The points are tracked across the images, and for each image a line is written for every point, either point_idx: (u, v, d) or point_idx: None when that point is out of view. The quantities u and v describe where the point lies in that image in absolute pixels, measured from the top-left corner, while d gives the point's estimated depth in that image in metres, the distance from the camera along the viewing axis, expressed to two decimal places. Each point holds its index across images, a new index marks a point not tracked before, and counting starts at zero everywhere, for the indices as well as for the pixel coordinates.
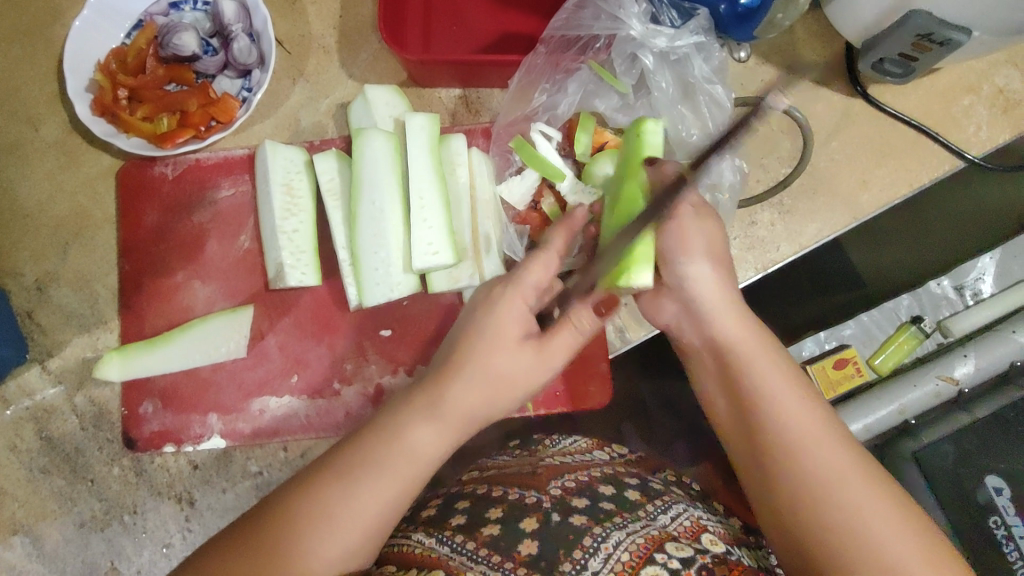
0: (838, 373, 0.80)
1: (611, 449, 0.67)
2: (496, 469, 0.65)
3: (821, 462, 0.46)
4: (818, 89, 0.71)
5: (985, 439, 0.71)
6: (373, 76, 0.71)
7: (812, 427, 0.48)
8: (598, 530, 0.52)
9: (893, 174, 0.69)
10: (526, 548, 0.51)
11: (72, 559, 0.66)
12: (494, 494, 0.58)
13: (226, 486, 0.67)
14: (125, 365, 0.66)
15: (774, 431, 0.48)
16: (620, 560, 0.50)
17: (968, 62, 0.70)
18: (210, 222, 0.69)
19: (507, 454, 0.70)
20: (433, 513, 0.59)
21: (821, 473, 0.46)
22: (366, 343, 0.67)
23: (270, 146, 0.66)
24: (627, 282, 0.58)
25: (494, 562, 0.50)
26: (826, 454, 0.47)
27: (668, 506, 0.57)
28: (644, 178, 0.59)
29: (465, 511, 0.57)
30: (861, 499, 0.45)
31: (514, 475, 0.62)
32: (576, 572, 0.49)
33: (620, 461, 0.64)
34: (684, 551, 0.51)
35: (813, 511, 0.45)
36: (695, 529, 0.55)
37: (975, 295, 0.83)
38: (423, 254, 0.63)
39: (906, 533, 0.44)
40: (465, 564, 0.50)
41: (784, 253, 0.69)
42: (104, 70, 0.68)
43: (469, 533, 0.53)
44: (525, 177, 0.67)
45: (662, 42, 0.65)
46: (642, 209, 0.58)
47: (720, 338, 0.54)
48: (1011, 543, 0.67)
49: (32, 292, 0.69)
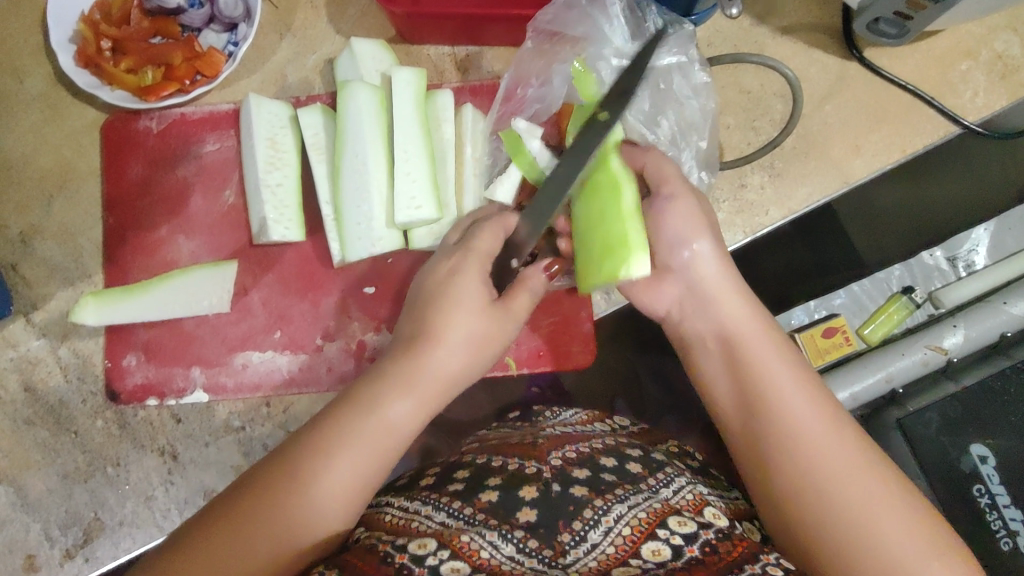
0: (827, 341, 0.78)
1: (611, 421, 0.67)
2: (497, 438, 0.65)
3: (825, 456, 0.47)
4: (814, 51, 0.69)
5: (971, 407, 0.71)
6: (362, 32, 0.70)
7: (814, 419, 0.49)
8: (599, 502, 0.51)
9: (886, 139, 0.68)
10: (524, 516, 0.50)
11: (55, 509, 0.66)
12: (493, 463, 0.57)
13: (209, 440, 0.67)
14: (99, 311, 0.65)
15: (777, 428, 0.49)
16: (620, 535, 0.49)
17: (965, 25, 0.68)
18: (194, 176, 0.69)
19: (506, 424, 0.69)
20: (432, 480, 0.57)
21: (822, 444, 0.48)
22: (350, 300, 0.67)
23: (254, 98, 0.65)
24: (626, 272, 0.54)
25: (490, 524, 0.49)
26: (828, 445, 0.48)
27: (670, 480, 0.55)
28: (618, 163, 0.56)
29: (466, 478, 0.56)
30: (868, 492, 0.46)
31: (517, 445, 0.61)
32: (574, 543, 0.49)
33: (622, 433, 0.64)
34: (687, 526, 0.50)
35: (818, 508, 0.46)
36: (697, 503, 0.53)
37: (968, 266, 0.83)
38: (406, 208, 0.62)
39: (898, 516, 0.45)
40: (461, 530, 0.49)
41: (773, 217, 0.68)
42: (88, 21, 0.67)
43: (467, 500, 0.52)
44: (511, 176, 0.64)
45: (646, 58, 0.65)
46: (627, 196, 0.55)
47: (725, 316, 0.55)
48: (995, 512, 0.68)
49: (16, 244, 0.68)
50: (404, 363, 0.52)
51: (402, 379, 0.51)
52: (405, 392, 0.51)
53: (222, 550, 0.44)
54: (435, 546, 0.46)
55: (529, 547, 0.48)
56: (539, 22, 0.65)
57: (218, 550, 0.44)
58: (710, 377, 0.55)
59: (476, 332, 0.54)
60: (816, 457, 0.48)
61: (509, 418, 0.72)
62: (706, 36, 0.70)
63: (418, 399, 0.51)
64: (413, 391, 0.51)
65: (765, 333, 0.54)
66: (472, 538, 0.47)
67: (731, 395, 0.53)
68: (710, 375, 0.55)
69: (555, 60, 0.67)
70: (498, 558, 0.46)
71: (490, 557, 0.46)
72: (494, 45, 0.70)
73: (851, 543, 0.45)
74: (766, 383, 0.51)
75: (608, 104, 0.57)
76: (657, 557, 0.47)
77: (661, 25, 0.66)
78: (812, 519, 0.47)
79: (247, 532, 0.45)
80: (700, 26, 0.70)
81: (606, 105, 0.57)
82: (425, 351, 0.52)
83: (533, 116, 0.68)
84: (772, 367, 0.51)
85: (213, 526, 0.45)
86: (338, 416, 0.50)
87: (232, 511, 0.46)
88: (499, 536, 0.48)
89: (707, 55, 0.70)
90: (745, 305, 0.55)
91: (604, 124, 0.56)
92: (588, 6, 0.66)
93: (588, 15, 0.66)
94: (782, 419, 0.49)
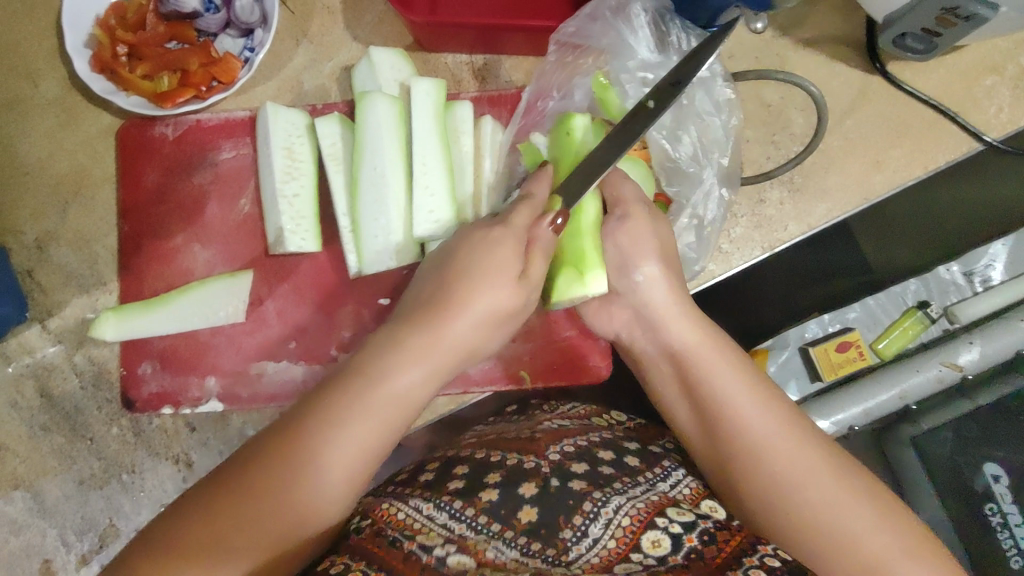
0: (839, 356, 0.77)
1: (609, 417, 0.67)
2: (495, 434, 0.63)
3: (807, 494, 0.49)
4: (836, 64, 0.68)
5: (986, 427, 0.72)
6: (379, 39, 0.69)
7: (796, 455, 0.50)
8: (598, 495, 0.51)
9: (908, 155, 0.67)
10: (526, 515, 0.50)
11: (71, 516, 0.66)
12: (491, 460, 0.55)
13: (224, 449, 0.68)
14: (118, 325, 0.66)
15: (761, 471, 0.51)
16: (620, 527, 0.49)
17: (991, 40, 0.67)
18: (210, 184, 0.69)
19: (506, 420, 0.68)
20: (427, 476, 0.55)
21: (803, 480, 0.50)
22: (366, 312, 0.68)
23: (272, 108, 0.64)
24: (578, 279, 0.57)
25: (494, 532, 0.49)
26: (807, 477, 0.50)
27: (669, 474, 0.56)
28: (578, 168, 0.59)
29: (464, 475, 0.53)
30: (855, 518, 0.48)
31: (514, 440, 0.59)
32: (575, 539, 0.48)
33: (620, 428, 0.64)
34: (686, 516, 0.50)
35: (807, 540, 0.49)
36: (695, 495, 0.54)
37: (984, 281, 0.79)
38: (424, 222, 0.62)
39: (881, 537, 0.47)
40: (468, 535, 0.48)
41: (792, 232, 0.67)
42: (104, 26, 0.66)
43: (469, 499, 0.50)
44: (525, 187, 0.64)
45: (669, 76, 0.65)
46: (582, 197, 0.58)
47: (696, 346, 0.56)
48: (1006, 530, 0.69)
49: (31, 250, 0.68)
50: (416, 332, 0.50)
51: (413, 348, 0.49)
52: (414, 358, 0.49)
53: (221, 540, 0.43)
54: (441, 539, 0.47)
55: (531, 549, 0.48)
56: (562, 34, 0.64)
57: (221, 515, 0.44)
58: (696, 405, 0.56)
59: (497, 304, 0.51)
60: (795, 492, 0.49)
61: (506, 413, 0.72)
62: (727, 47, 0.69)
63: (427, 364, 0.50)
64: (421, 358, 0.49)
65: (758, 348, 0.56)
66: (478, 539, 0.48)
67: (708, 445, 0.54)
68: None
69: (577, 73, 0.67)
70: (504, 558, 0.47)
71: (495, 556, 0.47)
72: (512, 54, 0.69)
73: (842, 565, 0.48)
74: (743, 429, 0.52)
75: (658, 93, 0.56)
76: (657, 550, 0.48)
77: (685, 39, 0.65)
78: (805, 549, 0.49)
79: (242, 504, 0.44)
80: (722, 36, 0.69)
81: (658, 95, 0.56)
82: (439, 318, 0.50)
83: (553, 129, 0.68)
84: (748, 414, 0.52)
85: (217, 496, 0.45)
86: (345, 386, 0.48)
87: (227, 484, 0.45)
88: (504, 542, 0.48)
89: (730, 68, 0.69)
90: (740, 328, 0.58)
91: (647, 115, 0.56)
92: (612, 16, 0.65)
93: (612, 26, 0.66)
94: (765, 461, 0.51)
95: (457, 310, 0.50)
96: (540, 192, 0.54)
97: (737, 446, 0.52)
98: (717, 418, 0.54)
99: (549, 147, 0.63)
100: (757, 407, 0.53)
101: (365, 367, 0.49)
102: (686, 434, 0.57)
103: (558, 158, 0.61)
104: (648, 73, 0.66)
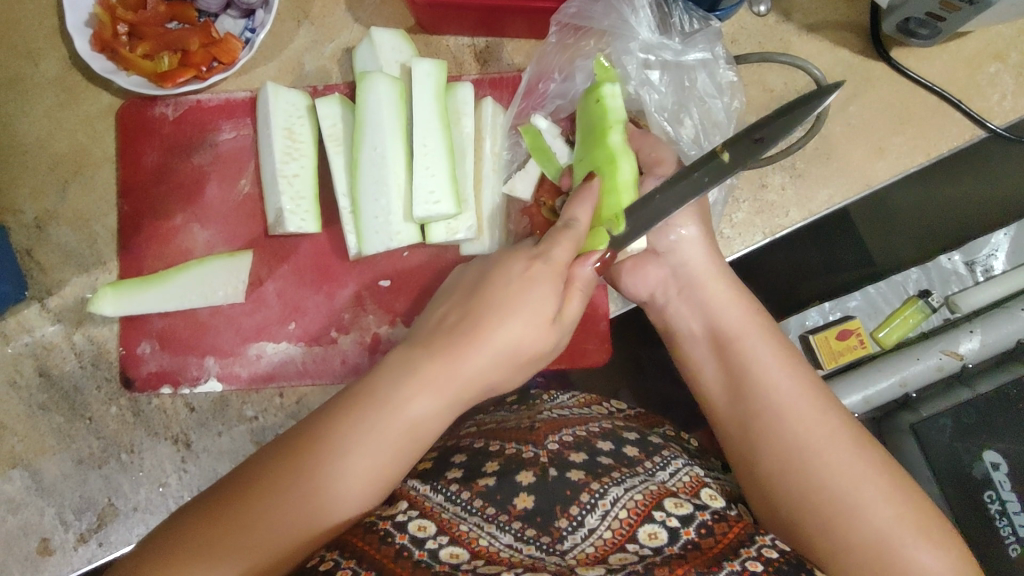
0: (840, 343, 0.75)
1: (608, 405, 0.66)
2: (495, 423, 0.63)
3: (825, 460, 0.49)
4: (840, 50, 0.68)
5: (985, 414, 0.72)
6: (380, 21, 0.69)
7: (817, 423, 0.51)
8: (596, 486, 0.50)
9: (912, 141, 0.67)
10: (521, 502, 0.49)
11: (70, 494, 0.66)
12: (489, 448, 0.56)
13: (222, 429, 0.67)
14: (118, 301, 0.66)
15: (782, 437, 0.51)
16: (617, 518, 0.48)
17: (995, 26, 0.67)
18: (210, 165, 0.68)
19: (503, 408, 0.67)
20: (428, 465, 0.56)
21: (822, 450, 0.50)
22: (365, 293, 0.68)
23: (272, 88, 0.64)
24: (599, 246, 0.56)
25: (489, 515, 0.49)
26: (825, 444, 0.50)
27: (667, 463, 0.55)
28: (617, 140, 0.57)
29: (463, 464, 0.54)
30: (867, 488, 0.48)
31: (513, 429, 0.59)
32: (571, 529, 0.48)
33: (618, 416, 0.63)
34: (684, 508, 0.50)
35: (816, 506, 0.49)
36: (694, 484, 0.53)
37: (986, 271, 0.78)
38: (424, 203, 0.62)
39: (891, 510, 0.47)
40: (458, 516, 0.48)
41: (793, 219, 0.67)
42: (104, 3, 0.65)
43: (466, 484, 0.51)
44: (529, 170, 0.65)
45: (668, 56, 0.65)
46: (624, 169, 0.56)
47: (712, 316, 0.59)
48: (1005, 517, 0.69)
49: (31, 229, 0.68)
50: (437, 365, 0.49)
51: (434, 374, 0.49)
52: (423, 398, 0.48)
53: (217, 546, 0.43)
54: (435, 530, 0.47)
55: (526, 535, 0.47)
56: (562, 16, 0.64)
57: (220, 537, 0.43)
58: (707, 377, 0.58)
59: (519, 336, 0.51)
60: (814, 462, 0.50)
61: (507, 400, 0.70)
62: (730, 31, 0.69)
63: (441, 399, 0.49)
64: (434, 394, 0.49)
65: (760, 330, 0.56)
66: (470, 526, 0.48)
67: (731, 404, 0.55)
68: (710, 386, 0.58)
69: (578, 54, 0.66)
70: (496, 545, 0.47)
71: (488, 544, 0.47)
72: (514, 37, 0.69)
73: (850, 536, 0.47)
74: (766, 395, 0.53)
75: (733, 145, 0.53)
76: (653, 541, 0.47)
77: (686, 22, 0.65)
78: (815, 520, 0.49)
79: (243, 523, 0.44)
80: (725, 21, 0.68)
81: (732, 145, 0.53)
82: (456, 354, 0.49)
83: (553, 111, 0.68)
84: (774, 380, 0.53)
85: (214, 509, 0.44)
86: (347, 417, 0.47)
87: (232, 495, 0.45)
88: (497, 525, 0.48)
89: (732, 52, 0.69)
90: (740, 313, 0.58)
91: (719, 168, 0.53)
92: None
93: (613, 8, 0.65)
94: (782, 427, 0.51)
95: (470, 355, 0.50)
96: (583, 218, 0.54)
97: (756, 411, 0.53)
98: (735, 383, 0.55)
99: (582, 116, 0.61)
100: (782, 373, 0.53)
101: (373, 394, 0.48)
102: (710, 399, 0.58)
103: (591, 131, 0.59)
104: (651, 55, 0.66)
